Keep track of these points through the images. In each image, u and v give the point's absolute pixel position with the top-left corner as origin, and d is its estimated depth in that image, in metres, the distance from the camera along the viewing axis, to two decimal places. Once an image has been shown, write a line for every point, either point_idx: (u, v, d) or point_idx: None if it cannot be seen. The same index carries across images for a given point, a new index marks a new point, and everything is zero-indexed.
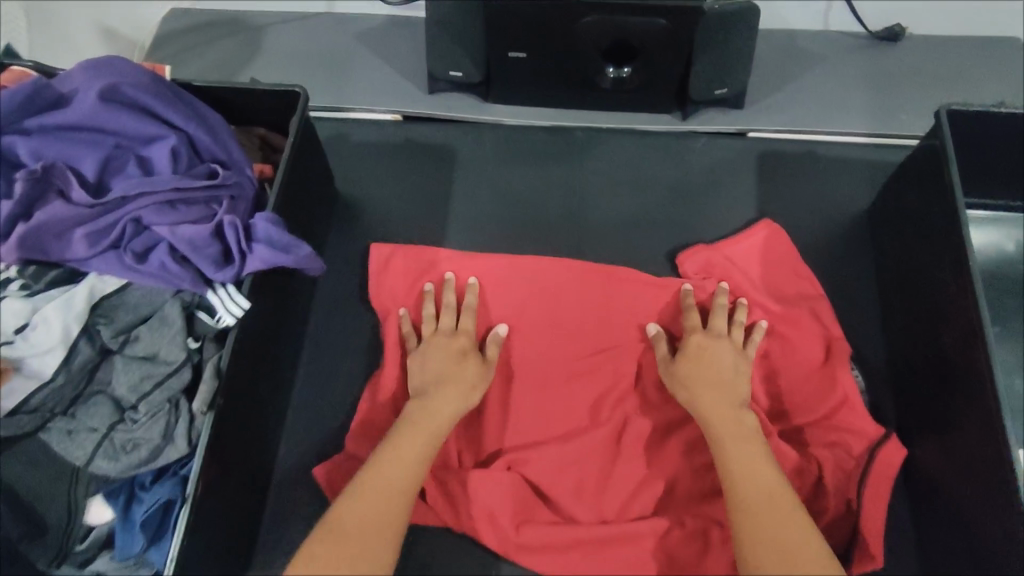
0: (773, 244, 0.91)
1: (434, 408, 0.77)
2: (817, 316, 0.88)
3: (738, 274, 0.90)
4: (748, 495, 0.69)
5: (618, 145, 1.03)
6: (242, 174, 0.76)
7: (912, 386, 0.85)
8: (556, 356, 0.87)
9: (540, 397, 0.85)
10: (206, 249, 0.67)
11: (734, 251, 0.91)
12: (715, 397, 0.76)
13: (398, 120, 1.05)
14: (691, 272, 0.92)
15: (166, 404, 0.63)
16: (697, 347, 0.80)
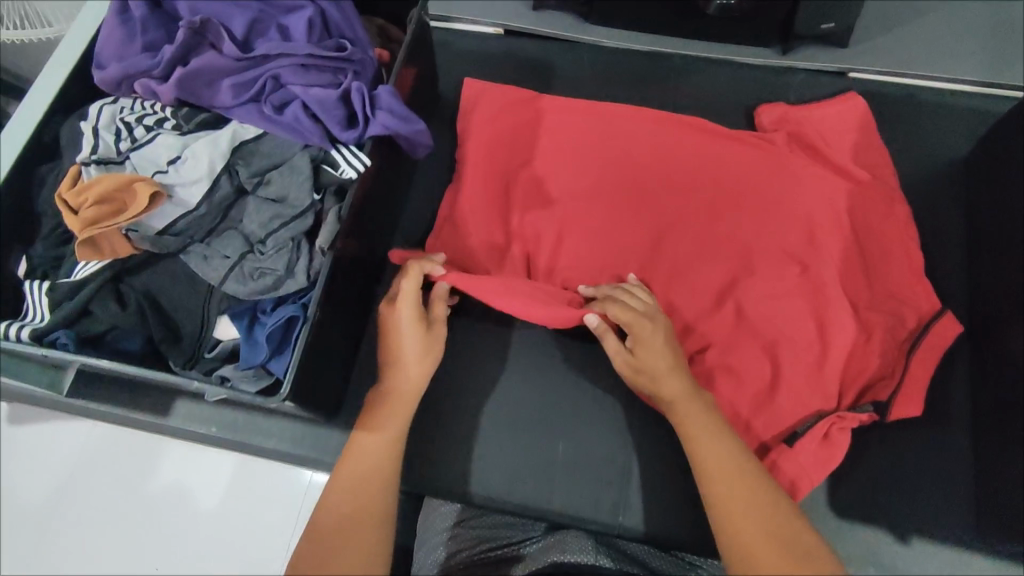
0: (849, 115, 0.97)
1: (402, 329, 0.75)
2: (886, 186, 0.93)
3: (816, 134, 0.96)
4: (711, 456, 0.69)
5: (715, 74, 1.04)
6: (365, 53, 0.81)
7: (988, 321, 0.85)
8: (638, 190, 0.94)
9: (618, 222, 0.92)
10: (335, 111, 0.73)
11: (819, 114, 0.97)
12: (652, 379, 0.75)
13: (501, 34, 1.09)
14: (766, 124, 0.99)
15: (290, 243, 0.70)
16: (642, 334, 0.76)
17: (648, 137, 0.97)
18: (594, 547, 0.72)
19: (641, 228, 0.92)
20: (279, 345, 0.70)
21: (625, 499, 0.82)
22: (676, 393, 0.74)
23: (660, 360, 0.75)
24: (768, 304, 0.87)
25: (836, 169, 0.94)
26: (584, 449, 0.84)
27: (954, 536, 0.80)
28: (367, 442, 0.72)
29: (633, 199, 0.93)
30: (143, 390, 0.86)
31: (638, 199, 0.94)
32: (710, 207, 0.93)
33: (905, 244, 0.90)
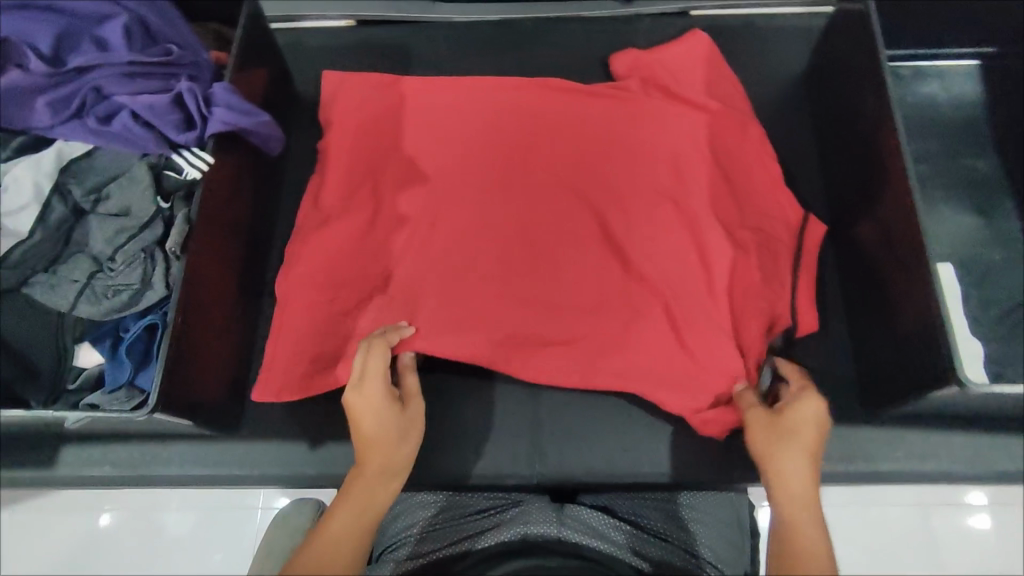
0: (694, 53, 0.97)
1: (384, 408, 0.67)
2: (740, 115, 0.94)
3: (666, 75, 0.96)
4: (811, 544, 0.58)
5: (565, 33, 1.07)
6: (198, 55, 0.79)
7: (846, 212, 0.90)
8: (504, 158, 0.92)
9: (488, 194, 0.90)
10: (168, 116, 0.71)
11: (664, 55, 0.97)
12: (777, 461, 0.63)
13: (353, 25, 1.08)
14: (620, 73, 1.00)
15: (141, 254, 0.68)
16: (760, 416, 0.67)
17: (501, 105, 0.96)
18: (560, 517, 0.71)
19: (512, 193, 0.90)
20: (144, 360, 0.67)
21: (540, 449, 0.85)
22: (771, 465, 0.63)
23: (791, 462, 0.62)
24: (646, 246, 0.87)
25: (691, 105, 0.94)
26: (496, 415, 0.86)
27: (854, 419, 0.81)
28: (369, 411, 0.67)
29: (499, 169, 0.92)
30: (20, 444, 0.80)
31: (504, 162, 0.92)
32: (578, 161, 0.92)
33: (762, 163, 0.92)
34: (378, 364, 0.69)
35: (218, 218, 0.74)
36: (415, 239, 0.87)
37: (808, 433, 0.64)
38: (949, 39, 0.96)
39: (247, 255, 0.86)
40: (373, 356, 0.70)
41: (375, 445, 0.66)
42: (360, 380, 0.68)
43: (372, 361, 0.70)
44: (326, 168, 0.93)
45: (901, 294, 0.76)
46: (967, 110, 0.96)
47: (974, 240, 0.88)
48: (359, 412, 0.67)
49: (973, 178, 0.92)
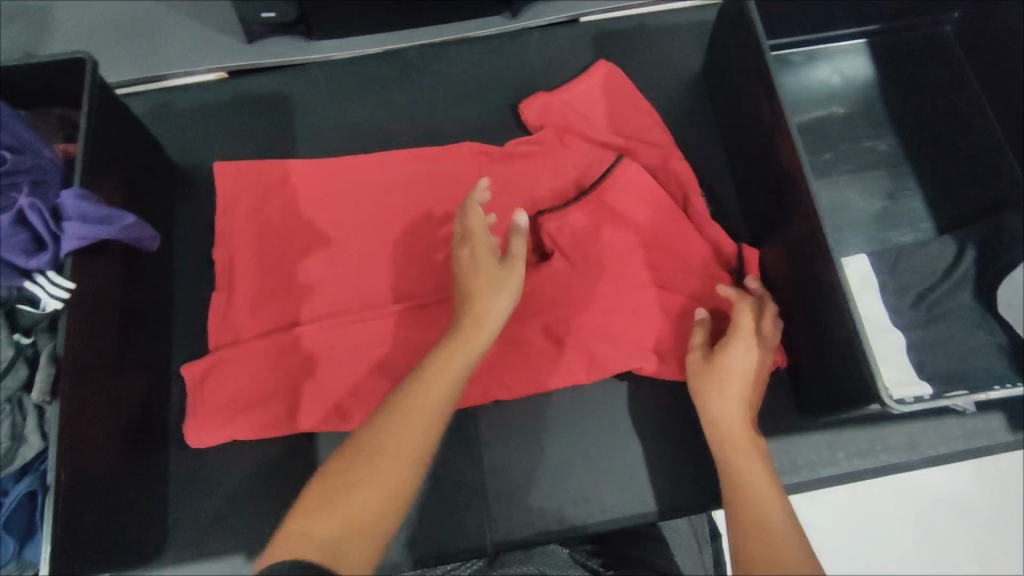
0: (607, 88, 0.95)
1: (478, 256, 0.73)
2: (645, 144, 0.92)
3: (575, 113, 0.93)
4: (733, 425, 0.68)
5: (456, 57, 1.01)
6: (39, 155, 0.70)
7: (760, 219, 0.89)
8: (414, 219, 0.88)
9: (401, 263, 0.86)
10: (13, 239, 0.61)
11: (572, 93, 0.94)
12: (716, 382, 0.71)
13: (223, 78, 0.99)
14: (530, 117, 0.95)
15: (6, 406, 0.59)
16: (731, 350, 0.72)
17: (407, 164, 0.91)
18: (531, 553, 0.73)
19: (425, 255, 0.87)
20: (30, 528, 0.60)
21: (488, 515, 0.80)
22: (737, 403, 0.69)
23: (737, 387, 0.70)
24: (576, 291, 0.83)
25: (595, 143, 0.91)
26: (440, 497, 0.81)
27: (792, 428, 0.81)
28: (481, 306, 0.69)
29: (412, 233, 0.88)
30: None
31: (410, 225, 0.88)
32: (491, 213, 0.89)
33: (680, 182, 0.89)
34: (482, 245, 0.74)
35: (94, 343, 0.67)
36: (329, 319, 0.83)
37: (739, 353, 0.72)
38: (839, 20, 0.96)
39: (144, 364, 0.79)
40: (462, 248, 0.75)
41: (488, 332, 0.69)
42: (483, 257, 0.73)
43: (476, 254, 0.74)
44: (221, 248, 0.87)
45: (819, 307, 0.75)
46: (863, 90, 0.96)
47: (881, 226, 0.90)
48: (477, 293, 0.71)
49: (874, 159, 0.93)
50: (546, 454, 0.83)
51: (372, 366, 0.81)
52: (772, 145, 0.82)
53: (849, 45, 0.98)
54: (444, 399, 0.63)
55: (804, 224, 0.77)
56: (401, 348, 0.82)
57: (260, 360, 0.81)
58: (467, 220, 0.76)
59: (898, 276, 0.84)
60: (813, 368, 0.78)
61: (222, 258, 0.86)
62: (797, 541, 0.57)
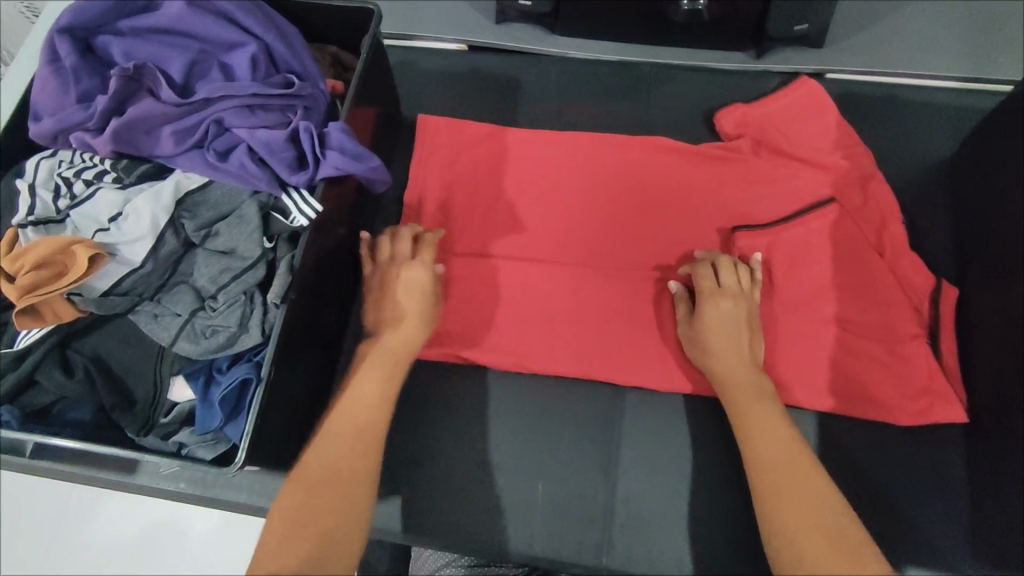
0: (813, 103, 0.90)
1: (414, 281, 0.78)
2: (869, 225, 0.85)
3: (775, 129, 0.90)
4: (754, 420, 0.72)
5: (687, 83, 1.01)
6: (316, 85, 0.77)
7: (977, 278, 0.83)
8: (611, 230, 0.88)
9: (591, 269, 0.86)
10: (283, 153, 0.69)
11: (775, 107, 0.91)
12: (726, 352, 0.76)
13: (464, 50, 1.05)
14: (727, 129, 0.92)
15: (242, 296, 0.67)
16: (708, 315, 0.77)
17: (615, 174, 0.90)
18: None
19: (611, 261, 0.87)
20: (234, 408, 0.67)
21: (608, 539, 0.78)
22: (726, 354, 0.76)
23: (730, 349, 0.76)
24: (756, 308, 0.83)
25: (806, 164, 0.88)
26: (569, 514, 0.79)
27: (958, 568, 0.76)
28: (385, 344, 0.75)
29: (606, 222, 0.88)
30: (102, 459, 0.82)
31: (606, 234, 0.88)
32: (687, 243, 0.87)
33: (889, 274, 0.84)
34: (417, 270, 0.78)
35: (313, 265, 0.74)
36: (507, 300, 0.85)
37: (739, 319, 0.77)
38: None
39: (340, 298, 0.86)
40: (401, 240, 0.81)
41: (398, 346, 0.75)
42: (414, 270, 0.78)
43: (410, 275, 0.78)
44: (412, 193, 0.91)
45: None
46: None
47: None
48: (384, 302, 0.78)
49: None
50: (682, 497, 0.79)
51: (542, 357, 0.83)
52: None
53: None
54: (372, 403, 0.70)
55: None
56: (569, 342, 0.83)
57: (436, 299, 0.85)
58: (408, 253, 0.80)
59: None
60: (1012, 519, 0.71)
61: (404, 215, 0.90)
62: (845, 531, 0.62)
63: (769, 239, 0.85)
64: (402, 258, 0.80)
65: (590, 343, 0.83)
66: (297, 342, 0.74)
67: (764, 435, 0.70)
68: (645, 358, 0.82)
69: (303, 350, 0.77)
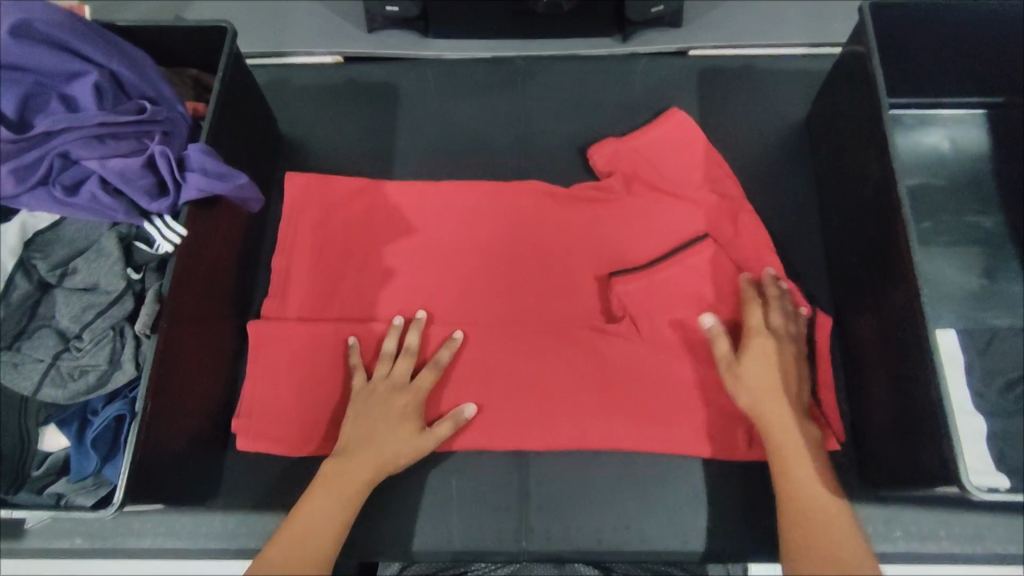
0: (681, 134, 0.92)
1: (409, 417, 0.77)
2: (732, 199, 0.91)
3: (646, 162, 0.92)
4: (803, 478, 0.69)
5: (559, 72, 1.04)
6: (173, 110, 0.76)
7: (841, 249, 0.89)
8: (497, 283, 0.88)
9: (480, 329, 0.85)
10: (139, 181, 0.67)
11: (644, 141, 0.93)
12: (772, 395, 0.73)
13: (339, 62, 1.05)
14: (599, 165, 0.94)
15: (110, 332, 0.64)
16: (756, 347, 0.75)
17: (497, 227, 0.91)
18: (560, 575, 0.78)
19: (504, 256, 0.89)
20: (112, 449, 0.65)
21: (527, 524, 0.80)
22: (768, 417, 0.72)
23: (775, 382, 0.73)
24: (637, 352, 0.84)
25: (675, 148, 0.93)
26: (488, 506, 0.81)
27: (854, 494, 0.81)
28: (334, 472, 0.73)
29: (493, 232, 0.90)
30: None
31: (495, 239, 0.90)
32: (571, 229, 0.90)
33: (753, 236, 0.89)
34: (410, 400, 0.77)
35: (186, 308, 0.72)
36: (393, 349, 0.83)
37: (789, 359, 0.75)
38: (959, 89, 0.93)
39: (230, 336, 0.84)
40: (402, 363, 0.79)
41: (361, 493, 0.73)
42: (403, 399, 0.77)
43: (400, 402, 0.77)
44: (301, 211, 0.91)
45: (906, 374, 0.74)
46: (973, 162, 0.93)
47: (975, 304, 0.85)
48: (371, 425, 0.76)
49: (977, 235, 0.89)
50: (588, 470, 0.83)
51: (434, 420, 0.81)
52: (876, 214, 0.80)
53: (963, 115, 0.95)
54: (337, 522, 0.71)
55: (884, 235, 0.78)
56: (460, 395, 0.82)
57: (314, 371, 0.82)
58: (420, 383, 0.79)
59: (985, 359, 0.82)
60: (893, 441, 0.77)
61: (290, 233, 0.89)
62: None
63: (648, 281, 0.83)
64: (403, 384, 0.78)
65: (491, 352, 0.84)
66: (181, 382, 0.72)
67: (817, 496, 0.68)
68: (546, 348, 0.84)
69: (188, 397, 0.74)
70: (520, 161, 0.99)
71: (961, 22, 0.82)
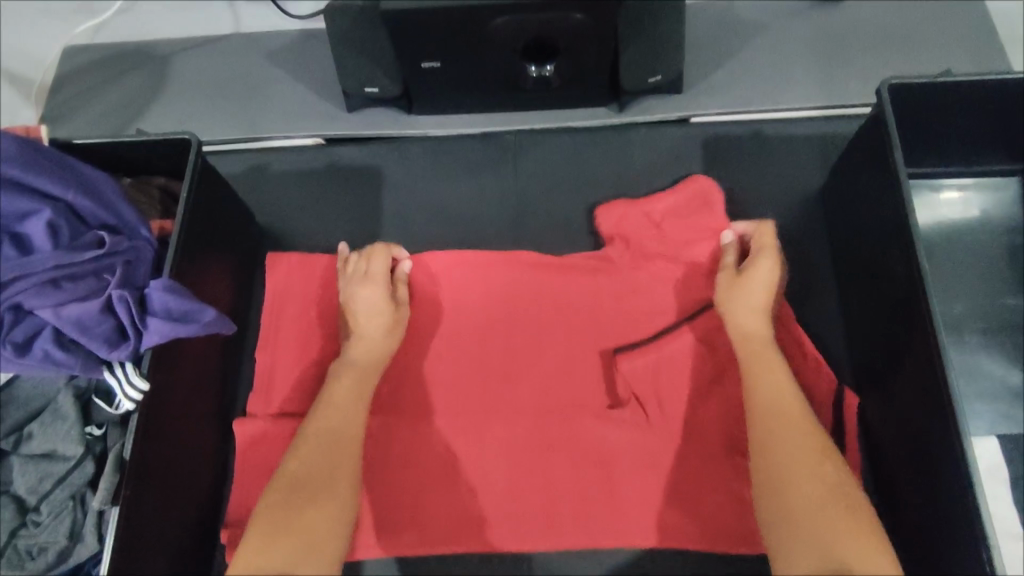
0: (701, 203, 0.85)
1: (381, 307, 0.78)
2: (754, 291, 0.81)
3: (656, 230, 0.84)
4: (770, 386, 0.70)
5: (553, 147, 0.98)
6: (136, 236, 0.72)
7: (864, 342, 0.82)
8: (492, 375, 0.81)
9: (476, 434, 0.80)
10: (97, 328, 0.62)
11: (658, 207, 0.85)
12: (760, 308, 0.75)
13: (320, 144, 0.99)
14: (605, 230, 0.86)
15: (70, 502, 0.60)
16: (762, 267, 0.77)
17: (490, 304, 0.84)
18: None
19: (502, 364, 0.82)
20: None
21: None
22: (760, 334, 0.74)
23: (765, 293, 0.76)
24: (643, 446, 0.78)
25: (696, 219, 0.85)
26: None
27: None
28: (340, 399, 0.72)
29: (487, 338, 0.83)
30: None
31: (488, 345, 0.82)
32: (573, 327, 0.83)
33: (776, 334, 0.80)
34: (377, 293, 0.78)
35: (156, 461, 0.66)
36: (385, 461, 0.78)
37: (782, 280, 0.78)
38: (992, 155, 0.85)
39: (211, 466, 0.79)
40: (374, 261, 0.80)
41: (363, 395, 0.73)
42: (376, 293, 0.78)
43: (365, 295, 0.78)
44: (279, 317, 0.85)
45: (944, 508, 0.67)
46: (1007, 235, 0.85)
47: (1016, 404, 0.78)
48: (357, 333, 0.77)
49: (1017, 322, 0.81)
50: None
51: (436, 528, 0.77)
52: (905, 319, 0.73)
53: (996, 182, 0.87)
54: (351, 414, 0.72)
55: (914, 345, 0.71)
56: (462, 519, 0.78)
57: None
58: (381, 274, 0.80)
59: None
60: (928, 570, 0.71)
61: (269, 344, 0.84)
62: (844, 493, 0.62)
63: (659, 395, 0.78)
64: (361, 278, 0.80)
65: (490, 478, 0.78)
66: (153, 541, 0.66)
67: (781, 395, 0.69)
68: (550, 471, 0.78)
69: (164, 550, 0.68)
70: (513, 248, 0.93)
71: (990, 95, 0.75)
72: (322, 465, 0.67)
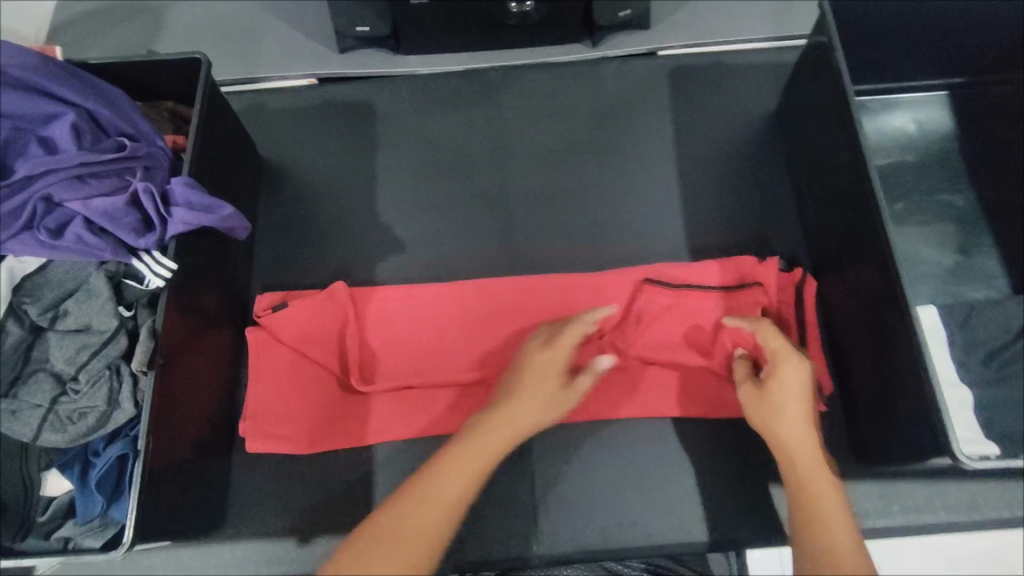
0: None
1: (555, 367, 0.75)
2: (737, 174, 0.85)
3: None
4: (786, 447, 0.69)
5: (533, 80, 1.05)
6: (153, 145, 0.76)
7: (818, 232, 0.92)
8: None
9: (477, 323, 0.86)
10: (125, 219, 0.67)
11: None
12: (779, 411, 0.71)
13: (314, 84, 1.05)
14: None
15: (106, 371, 0.65)
16: (777, 375, 0.73)
17: None
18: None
19: None
20: (116, 489, 0.66)
21: (534, 528, 0.82)
22: (797, 448, 0.69)
23: (797, 407, 0.71)
24: (623, 324, 0.86)
25: None
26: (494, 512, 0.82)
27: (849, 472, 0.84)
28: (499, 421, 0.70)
29: None
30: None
31: None
32: None
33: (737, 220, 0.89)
34: (553, 358, 0.75)
35: (179, 342, 0.72)
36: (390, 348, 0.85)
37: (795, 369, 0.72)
38: (922, 72, 0.96)
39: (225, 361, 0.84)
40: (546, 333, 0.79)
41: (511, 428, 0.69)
42: (550, 357, 0.75)
43: (543, 359, 0.75)
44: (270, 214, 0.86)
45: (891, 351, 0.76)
46: (940, 141, 0.96)
47: (951, 280, 0.88)
48: (521, 384, 0.73)
49: (950, 213, 0.92)
50: (593, 470, 0.84)
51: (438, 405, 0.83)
52: (850, 198, 0.82)
53: (929, 97, 0.98)
54: (482, 466, 0.66)
55: (857, 217, 0.81)
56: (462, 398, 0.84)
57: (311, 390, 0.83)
58: (560, 340, 0.77)
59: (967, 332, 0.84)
60: (880, 414, 0.80)
61: None
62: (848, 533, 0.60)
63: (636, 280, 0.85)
64: (546, 343, 0.77)
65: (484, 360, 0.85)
66: (178, 420, 0.72)
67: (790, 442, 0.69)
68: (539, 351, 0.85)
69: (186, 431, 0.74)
70: (500, 170, 1.00)
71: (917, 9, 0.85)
72: (429, 497, 0.61)
